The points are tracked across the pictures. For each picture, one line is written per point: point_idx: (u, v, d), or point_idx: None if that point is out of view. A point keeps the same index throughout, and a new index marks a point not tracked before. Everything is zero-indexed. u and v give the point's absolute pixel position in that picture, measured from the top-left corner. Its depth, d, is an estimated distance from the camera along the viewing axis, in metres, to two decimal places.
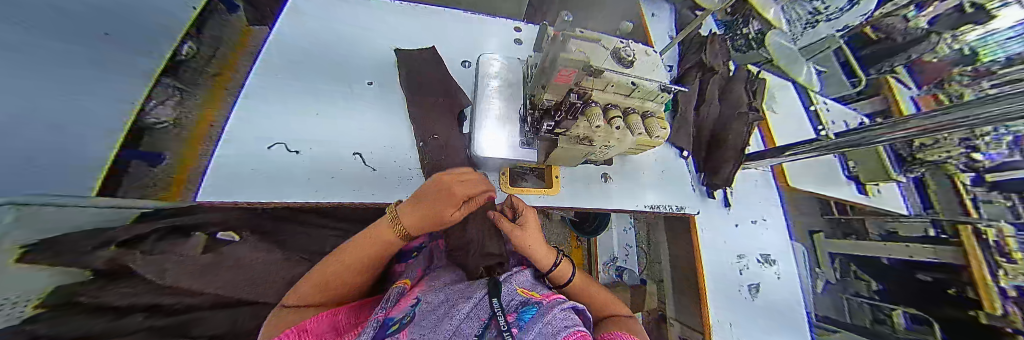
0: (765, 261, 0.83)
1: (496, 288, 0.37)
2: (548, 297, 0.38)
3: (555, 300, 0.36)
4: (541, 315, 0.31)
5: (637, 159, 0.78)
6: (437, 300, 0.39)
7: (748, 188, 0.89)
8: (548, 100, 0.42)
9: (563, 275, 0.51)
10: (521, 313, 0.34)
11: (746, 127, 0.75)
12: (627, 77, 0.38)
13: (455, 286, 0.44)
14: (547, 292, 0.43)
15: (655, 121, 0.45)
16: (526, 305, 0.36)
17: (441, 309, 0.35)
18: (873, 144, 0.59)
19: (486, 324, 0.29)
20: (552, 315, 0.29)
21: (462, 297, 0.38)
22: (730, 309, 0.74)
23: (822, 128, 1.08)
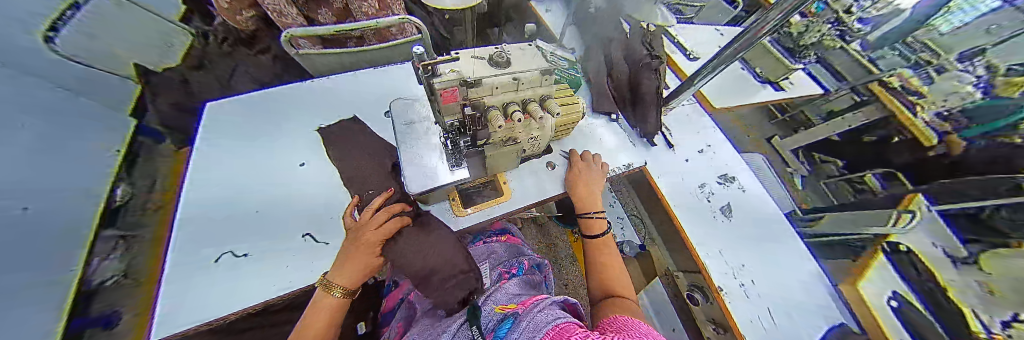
0: (725, 180, 0.88)
1: (473, 315, 0.39)
2: (525, 304, 0.38)
3: (537, 301, 0.36)
4: (516, 323, 0.30)
5: (574, 136, 0.83)
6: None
7: (682, 123, 0.99)
8: (450, 121, 0.45)
9: (595, 226, 0.60)
10: (496, 331, 0.33)
11: (654, 74, 0.79)
12: (505, 77, 0.41)
13: (433, 325, 0.45)
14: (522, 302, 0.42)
15: (551, 102, 0.48)
16: (504, 320, 0.36)
17: None
18: (762, 37, 0.57)
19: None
20: (528, 316, 0.29)
21: (437, 335, 0.39)
22: (712, 237, 0.77)
23: (689, 53, 1.19)
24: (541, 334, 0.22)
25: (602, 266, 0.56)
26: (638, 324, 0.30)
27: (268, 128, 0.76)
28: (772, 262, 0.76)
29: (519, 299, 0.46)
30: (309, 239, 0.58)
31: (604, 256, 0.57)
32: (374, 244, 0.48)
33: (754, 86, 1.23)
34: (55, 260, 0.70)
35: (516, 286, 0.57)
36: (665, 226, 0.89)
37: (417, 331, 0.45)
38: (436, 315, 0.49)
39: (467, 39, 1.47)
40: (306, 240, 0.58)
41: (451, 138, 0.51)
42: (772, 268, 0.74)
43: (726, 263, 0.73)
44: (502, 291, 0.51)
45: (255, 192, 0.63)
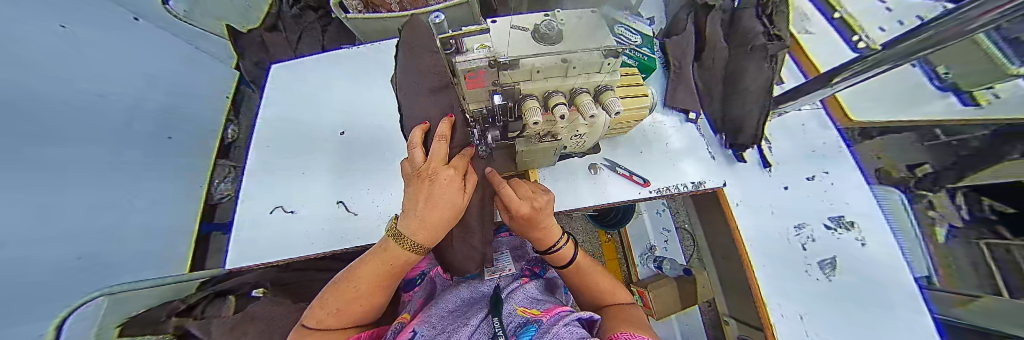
0: (839, 225, 0.64)
1: (497, 311, 0.39)
2: (547, 313, 0.37)
3: (558, 314, 0.36)
4: (544, 332, 0.31)
5: (631, 136, 0.68)
6: (439, 328, 0.38)
7: (789, 136, 0.74)
8: (477, 109, 0.37)
9: (564, 257, 0.46)
10: (521, 333, 0.33)
11: (767, 62, 0.56)
12: (550, 57, 0.30)
13: (459, 314, 0.43)
14: (546, 308, 0.42)
15: (610, 94, 0.35)
16: (526, 326, 0.35)
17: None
18: (972, 36, 0.32)
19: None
20: (555, 331, 0.29)
21: (459, 326, 0.38)
22: (796, 294, 0.60)
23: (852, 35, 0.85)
24: None
25: (594, 284, 0.47)
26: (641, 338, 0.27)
27: (321, 97, 0.84)
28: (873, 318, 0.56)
29: (546, 306, 0.43)
30: (343, 205, 0.71)
31: (596, 269, 0.50)
32: (435, 222, 0.32)
33: (912, 98, 0.85)
34: (190, 174, 0.90)
35: (539, 290, 0.51)
36: (728, 265, 0.72)
37: (437, 315, 0.43)
38: (462, 304, 0.48)
39: (516, 4, 1.29)
40: (341, 206, 0.70)
41: (479, 130, 0.42)
42: (874, 325, 0.55)
43: (807, 334, 0.57)
44: (528, 292, 0.49)
45: (313, 157, 0.76)
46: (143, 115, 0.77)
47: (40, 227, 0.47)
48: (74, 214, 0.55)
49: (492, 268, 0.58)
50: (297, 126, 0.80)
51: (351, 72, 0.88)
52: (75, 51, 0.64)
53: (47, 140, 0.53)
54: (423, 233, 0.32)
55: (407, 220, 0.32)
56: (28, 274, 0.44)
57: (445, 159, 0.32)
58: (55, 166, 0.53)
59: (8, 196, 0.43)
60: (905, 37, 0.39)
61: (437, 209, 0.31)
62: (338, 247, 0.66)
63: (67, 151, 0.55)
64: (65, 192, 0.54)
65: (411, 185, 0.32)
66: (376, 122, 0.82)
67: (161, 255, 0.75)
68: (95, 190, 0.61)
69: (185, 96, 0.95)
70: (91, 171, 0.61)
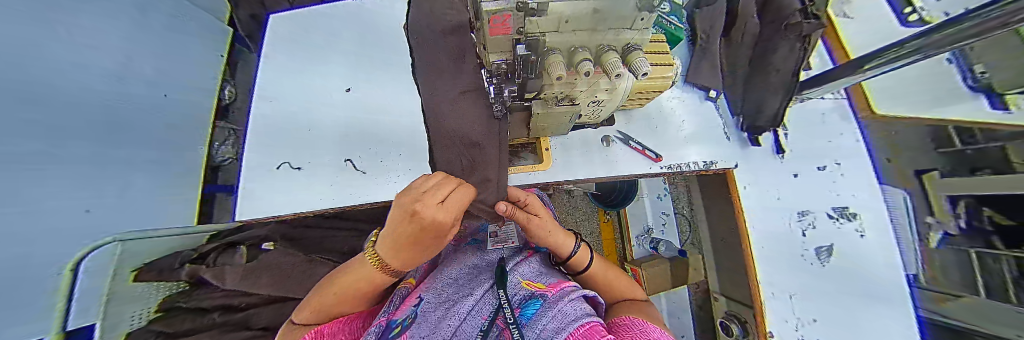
0: (840, 215, 0.65)
1: (501, 281, 0.39)
2: (553, 288, 0.39)
3: (560, 292, 0.37)
4: (546, 310, 0.33)
5: (648, 111, 0.66)
6: (445, 294, 0.39)
7: (806, 123, 0.73)
8: (497, 62, 0.34)
9: (581, 262, 0.50)
10: (525, 308, 0.35)
11: (799, 43, 0.49)
12: (582, 3, 0.26)
13: (465, 279, 0.44)
14: (551, 282, 0.42)
15: (639, 55, 0.31)
16: (530, 299, 0.36)
17: (446, 304, 0.36)
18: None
19: (490, 321, 0.31)
20: (557, 312, 0.31)
21: (463, 293, 0.38)
22: (789, 279, 0.63)
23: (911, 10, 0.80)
24: (569, 333, 0.27)
25: (609, 283, 0.50)
26: (647, 326, 0.32)
27: (326, 53, 0.80)
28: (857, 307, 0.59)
29: (549, 280, 0.44)
30: (350, 164, 0.71)
31: (610, 267, 0.52)
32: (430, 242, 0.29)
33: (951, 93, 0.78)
34: (198, 130, 0.88)
35: (542, 263, 0.52)
36: (725, 248, 0.75)
37: (443, 281, 0.43)
38: (468, 268, 0.49)
39: None
40: (348, 164, 0.71)
41: (495, 86, 0.40)
42: (854, 309, 0.59)
43: (791, 313, 0.61)
44: (530, 265, 0.49)
45: (322, 116, 0.75)
46: (152, 64, 0.74)
47: (72, 165, 0.48)
48: (95, 156, 0.54)
49: (494, 238, 0.59)
50: (302, 84, 0.77)
51: (354, 28, 0.83)
52: None
53: (72, 84, 0.50)
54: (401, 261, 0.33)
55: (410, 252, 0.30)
56: (48, 218, 0.43)
57: (441, 201, 0.26)
58: (81, 106, 0.52)
59: (37, 137, 0.41)
60: (959, 19, 0.34)
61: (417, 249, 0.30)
62: (348, 203, 0.68)
63: (93, 92, 0.55)
64: (91, 131, 0.54)
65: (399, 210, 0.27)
66: (383, 82, 0.79)
67: (173, 208, 0.75)
68: (115, 138, 0.59)
69: (189, 48, 0.90)
70: (112, 117, 0.59)
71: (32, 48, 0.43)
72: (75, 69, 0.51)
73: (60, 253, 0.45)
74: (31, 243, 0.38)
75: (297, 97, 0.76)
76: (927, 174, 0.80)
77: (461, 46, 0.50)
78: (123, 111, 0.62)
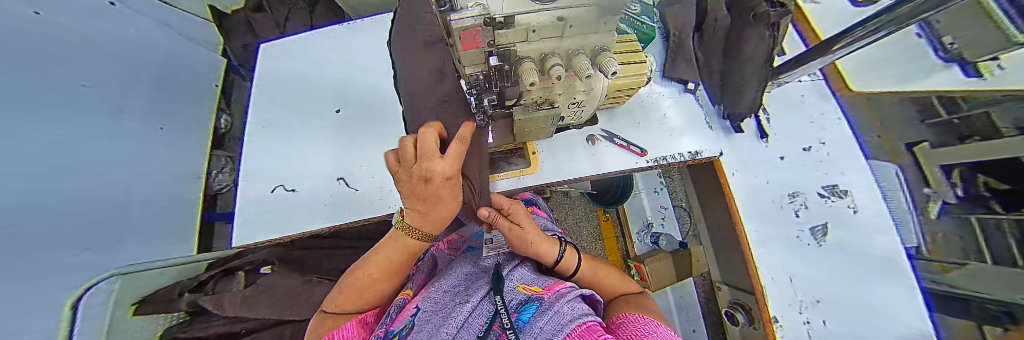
0: (832, 193, 0.66)
1: (498, 286, 0.39)
2: (550, 290, 0.39)
3: (556, 293, 0.37)
4: (544, 311, 0.32)
5: (631, 108, 0.68)
6: (441, 303, 0.39)
7: (787, 107, 0.75)
8: (474, 74, 0.35)
9: (571, 265, 0.51)
10: (523, 312, 0.35)
11: (769, 30, 0.49)
12: (547, 12, 0.27)
13: (462, 287, 0.44)
14: (547, 285, 0.42)
15: (608, 56, 0.33)
16: (527, 303, 0.36)
17: (444, 313, 0.36)
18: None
19: (487, 327, 0.31)
20: (555, 312, 0.31)
21: (460, 301, 0.38)
22: (787, 261, 0.64)
23: None
24: (567, 332, 0.27)
25: (602, 280, 0.51)
26: (647, 321, 0.31)
27: (314, 78, 0.82)
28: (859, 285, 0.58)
29: (546, 283, 0.44)
30: (342, 182, 0.72)
31: (602, 267, 0.53)
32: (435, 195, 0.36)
33: None
34: (191, 161, 0.89)
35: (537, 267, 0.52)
36: (721, 235, 0.76)
37: (440, 290, 0.43)
38: (465, 276, 0.48)
39: None
40: (340, 183, 0.72)
41: (475, 97, 0.41)
42: (856, 288, 0.58)
43: (792, 295, 0.61)
44: (527, 269, 0.49)
45: (313, 138, 0.76)
46: (141, 99, 0.75)
47: (64, 205, 0.49)
48: (86, 194, 0.55)
49: (491, 243, 0.58)
50: (292, 108, 0.79)
51: (340, 51, 0.85)
52: (76, 31, 0.63)
53: (63, 126, 0.52)
54: (429, 221, 0.42)
55: (420, 200, 0.37)
56: (37, 260, 0.43)
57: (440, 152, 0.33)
58: (69, 144, 0.53)
59: (23, 180, 0.42)
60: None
61: (439, 202, 0.39)
62: (343, 221, 0.68)
63: (85, 131, 0.57)
64: (77, 169, 0.54)
65: (405, 179, 0.34)
66: (372, 101, 0.81)
67: (168, 241, 0.75)
68: (107, 176, 0.60)
69: (179, 82, 0.92)
70: (104, 156, 0.61)
71: (19, 94, 0.44)
72: (61, 109, 0.53)
73: (51, 293, 0.45)
74: (17, 284, 0.38)
75: (288, 121, 0.78)
76: (915, 147, 0.70)
77: (439, 59, 0.52)
78: (113, 149, 0.63)
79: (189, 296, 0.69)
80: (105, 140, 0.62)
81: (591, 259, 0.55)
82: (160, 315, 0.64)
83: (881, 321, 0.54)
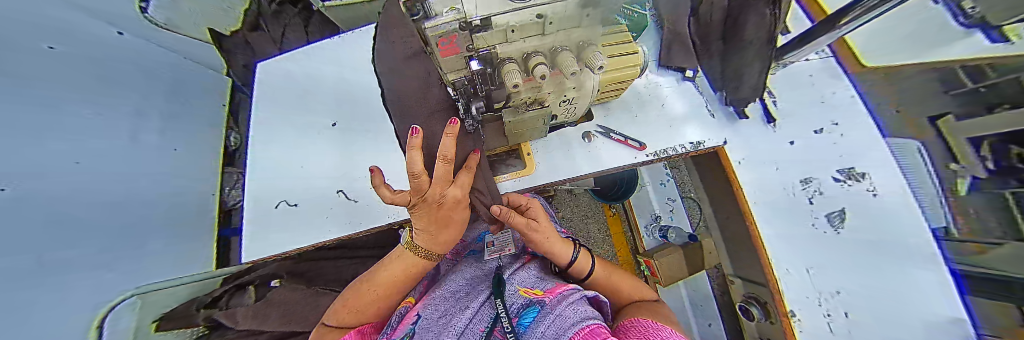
0: (848, 177, 0.63)
1: (498, 290, 0.38)
2: (551, 293, 0.37)
3: (559, 295, 0.36)
4: (545, 314, 0.31)
5: (629, 101, 0.66)
6: (442, 309, 0.38)
7: (795, 88, 0.73)
8: (459, 79, 0.35)
9: (584, 269, 0.49)
10: (523, 316, 0.33)
11: (769, 9, 0.46)
12: (524, 12, 0.26)
13: (463, 293, 0.44)
14: (549, 288, 0.41)
15: (594, 50, 0.31)
16: (528, 307, 0.35)
17: (445, 319, 0.35)
18: None
19: (488, 332, 0.30)
20: (556, 315, 0.30)
21: (460, 307, 0.37)
22: (802, 250, 0.62)
23: None
24: (571, 335, 0.25)
25: (610, 281, 0.49)
26: (653, 325, 0.28)
27: (309, 92, 0.83)
28: (887, 272, 0.55)
29: (547, 285, 0.43)
30: (342, 193, 0.72)
31: (613, 271, 0.52)
32: (449, 217, 0.38)
33: None
34: (203, 181, 0.92)
35: (539, 268, 0.51)
36: (730, 226, 0.74)
37: (442, 296, 0.42)
38: (467, 281, 0.48)
39: None
40: (340, 194, 0.72)
41: (463, 102, 0.41)
42: (886, 274, 0.55)
43: (812, 287, 0.59)
44: (529, 272, 0.48)
45: (313, 151, 0.77)
46: (154, 123, 0.78)
47: (84, 231, 0.51)
48: (109, 218, 0.58)
49: (492, 247, 0.57)
50: (291, 124, 0.80)
51: (334, 63, 0.86)
52: (88, 63, 0.65)
53: (80, 155, 0.54)
54: (439, 243, 0.42)
55: (437, 225, 0.38)
56: (63, 285, 0.45)
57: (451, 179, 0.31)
58: (89, 172, 0.55)
59: (44, 209, 0.44)
60: None
61: (448, 223, 0.39)
62: (346, 232, 0.69)
63: (100, 158, 0.59)
64: (96, 195, 0.57)
65: (413, 210, 0.33)
66: (367, 111, 0.81)
67: (189, 257, 0.78)
68: (126, 200, 0.63)
69: (188, 105, 0.95)
70: (122, 181, 0.63)
71: (37, 127, 0.46)
72: (82, 139, 0.55)
73: (76, 317, 0.46)
74: (45, 309, 0.40)
75: (287, 136, 0.79)
76: (941, 121, 0.61)
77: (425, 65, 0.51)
78: (131, 173, 0.66)
79: (202, 311, 0.71)
80: (123, 165, 0.65)
81: (606, 264, 0.53)
82: (182, 329, 0.67)
83: (913, 307, 0.50)
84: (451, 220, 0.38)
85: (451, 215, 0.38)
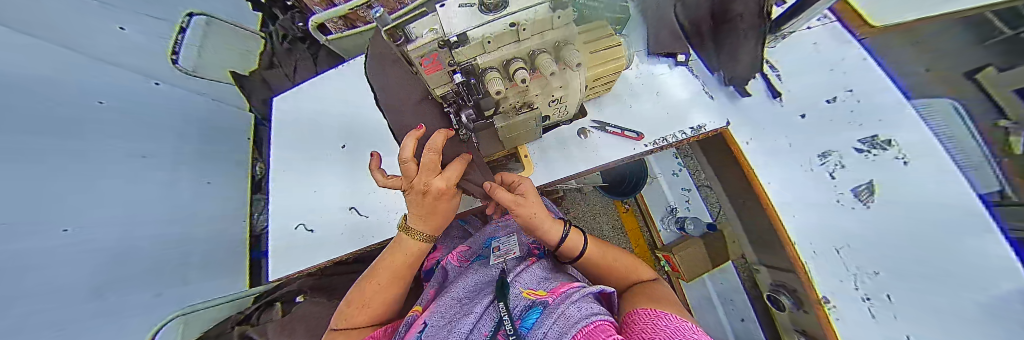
0: (872, 146, 0.60)
1: (500, 293, 0.39)
2: (554, 294, 0.37)
3: (562, 295, 0.36)
4: (547, 314, 0.32)
5: (622, 92, 0.66)
6: (449, 316, 0.39)
7: (798, 60, 0.71)
8: (447, 93, 0.37)
9: (575, 248, 0.49)
10: (527, 318, 0.34)
11: None
12: (496, 23, 0.28)
13: (469, 299, 0.45)
14: (554, 287, 0.41)
15: (570, 49, 0.32)
16: (531, 309, 0.36)
17: (451, 324, 0.37)
18: None
19: (490, 336, 0.30)
20: (558, 314, 0.30)
21: (465, 313, 0.38)
22: (830, 231, 0.58)
23: None
24: (572, 333, 0.25)
25: (609, 265, 0.49)
26: (658, 313, 0.27)
27: (319, 118, 0.89)
28: (936, 249, 0.48)
29: (552, 286, 0.43)
30: (355, 210, 0.76)
31: (605, 247, 0.51)
32: (437, 204, 0.42)
33: None
34: None
35: (546, 269, 0.51)
36: (749, 211, 0.72)
37: (448, 303, 0.44)
38: (472, 287, 0.49)
39: None
40: (353, 211, 0.76)
41: (456, 113, 0.42)
42: (934, 252, 0.48)
43: (842, 269, 0.55)
44: (533, 272, 0.48)
45: (324, 174, 0.82)
46: None
47: None
48: None
49: (498, 252, 0.59)
50: (304, 151, 0.85)
51: (341, 89, 0.92)
52: None
53: None
54: (428, 225, 0.46)
55: (426, 208, 0.42)
56: None
57: (440, 169, 0.38)
58: None
59: None
60: None
61: (436, 210, 0.43)
62: (360, 246, 0.72)
63: None
64: None
65: (407, 193, 0.40)
66: (372, 130, 0.85)
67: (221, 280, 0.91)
68: None
69: None
70: None
71: None
72: None
73: None
74: None
75: (301, 162, 0.84)
76: (980, 74, 0.50)
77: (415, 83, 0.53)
78: None
79: (239, 328, 0.77)
80: None
81: (599, 241, 0.53)
82: None
83: (974, 286, 0.42)
84: (440, 204, 0.42)
85: (441, 202, 0.42)
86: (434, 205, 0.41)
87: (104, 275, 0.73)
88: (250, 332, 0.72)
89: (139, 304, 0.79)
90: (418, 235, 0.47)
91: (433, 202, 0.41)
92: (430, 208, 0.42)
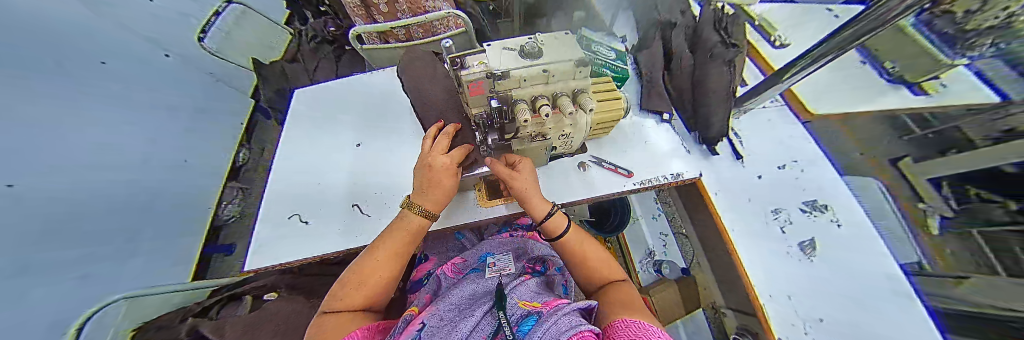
0: (813, 208, 0.72)
1: (499, 302, 0.42)
2: (547, 305, 0.41)
3: (556, 307, 0.40)
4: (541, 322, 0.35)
5: (617, 136, 0.78)
6: (447, 319, 0.41)
7: (758, 130, 0.88)
8: (479, 114, 0.44)
9: (557, 226, 0.52)
10: (522, 324, 0.37)
11: (726, 66, 0.63)
12: (534, 68, 0.36)
13: (466, 306, 0.47)
14: (547, 301, 0.45)
15: (585, 97, 0.41)
16: (526, 317, 0.39)
17: (451, 326, 0.39)
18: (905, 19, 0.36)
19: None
20: (550, 322, 0.33)
21: (464, 318, 0.40)
22: (785, 278, 0.66)
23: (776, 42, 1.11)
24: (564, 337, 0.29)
25: (591, 264, 0.50)
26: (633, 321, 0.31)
27: (340, 116, 0.94)
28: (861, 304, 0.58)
29: (545, 300, 0.46)
30: (357, 208, 0.75)
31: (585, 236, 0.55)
32: (438, 172, 0.46)
33: None
34: None
35: (538, 285, 0.54)
36: (720, 257, 0.79)
37: (445, 307, 0.45)
38: (468, 295, 0.51)
39: None
40: (354, 208, 0.74)
41: (483, 133, 0.49)
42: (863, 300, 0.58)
43: (794, 314, 0.62)
44: (527, 287, 0.51)
45: (330, 169, 0.83)
46: None
47: None
48: None
49: (493, 266, 0.62)
50: (316, 143, 0.88)
51: (369, 94, 0.99)
52: None
53: None
54: (430, 201, 0.49)
55: (429, 180, 0.47)
56: None
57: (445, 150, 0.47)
58: None
59: None
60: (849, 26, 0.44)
61: (437, 185, 0.48)
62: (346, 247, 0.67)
63: None
64: None
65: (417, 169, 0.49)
66: (388, 134, 0.89)
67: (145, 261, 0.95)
68: None
69: None
70: None
71: None
72: None
73: None
74: None
75: (312, 152, 0.86)
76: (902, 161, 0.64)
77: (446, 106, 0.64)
78: None
79: (192, 322, 0.69)
80: None
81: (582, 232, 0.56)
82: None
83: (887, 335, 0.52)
84: (442, 176, 0.47)
85: (442, 174, 0.47)
86: (435, 178, 0.47)
87: (26, 248, 0.70)
88: (204, 326, 0.65)
89: (60, 284, 0.74)
90: (417, 210, 0.49)
91: (434, 172, 0.46)
92: (431, 178, 0.47)
